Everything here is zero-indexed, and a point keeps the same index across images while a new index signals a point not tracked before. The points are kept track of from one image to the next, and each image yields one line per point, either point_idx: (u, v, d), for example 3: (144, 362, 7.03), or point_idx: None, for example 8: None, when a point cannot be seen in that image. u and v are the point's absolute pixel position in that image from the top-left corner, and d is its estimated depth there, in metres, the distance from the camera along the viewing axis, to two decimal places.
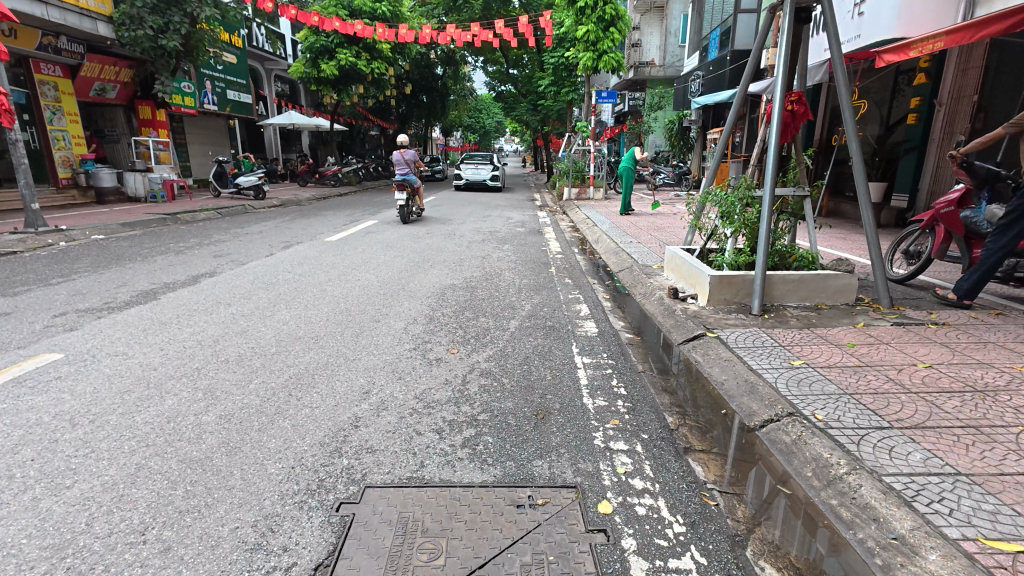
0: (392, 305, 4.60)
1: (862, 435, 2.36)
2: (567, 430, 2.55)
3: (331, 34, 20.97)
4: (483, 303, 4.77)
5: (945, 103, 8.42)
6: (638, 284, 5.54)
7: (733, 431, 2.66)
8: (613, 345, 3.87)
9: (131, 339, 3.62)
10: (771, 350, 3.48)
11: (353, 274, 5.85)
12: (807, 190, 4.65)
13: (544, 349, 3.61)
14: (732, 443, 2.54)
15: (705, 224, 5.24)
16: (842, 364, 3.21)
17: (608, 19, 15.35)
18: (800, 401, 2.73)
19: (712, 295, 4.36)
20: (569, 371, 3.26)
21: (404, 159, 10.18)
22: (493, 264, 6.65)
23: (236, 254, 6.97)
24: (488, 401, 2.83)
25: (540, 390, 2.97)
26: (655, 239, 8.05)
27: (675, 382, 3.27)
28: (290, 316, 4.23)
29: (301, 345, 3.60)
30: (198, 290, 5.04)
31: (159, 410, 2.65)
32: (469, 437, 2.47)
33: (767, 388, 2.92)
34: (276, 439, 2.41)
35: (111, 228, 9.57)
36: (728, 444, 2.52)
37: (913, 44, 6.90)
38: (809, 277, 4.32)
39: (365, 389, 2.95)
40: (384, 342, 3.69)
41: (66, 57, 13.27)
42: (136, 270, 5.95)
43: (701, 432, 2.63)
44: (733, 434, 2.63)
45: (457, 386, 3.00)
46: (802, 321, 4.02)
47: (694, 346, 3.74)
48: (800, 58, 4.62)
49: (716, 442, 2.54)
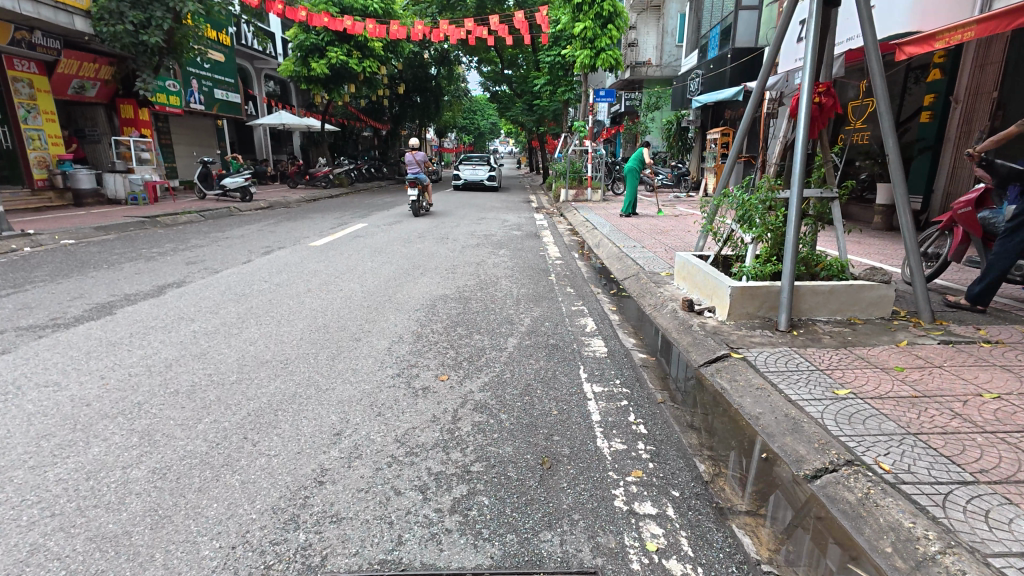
0: (376, 320, 4.12)
1: (945, 496, 1.93)
2: (581, 486, 2.09)
3: (322, 32, 20.45)
4: (477, 317, 4.30)
5: (962, 101, 8.04)
6: (647, 294, 5.07)
7: (778, 480, 2.21)
8: (625, 366, 3.41)
9: (69, 365, 3.12)
10: (808, 376, 3.03)
11: (336, 284, 5.37)
12: (835, 191, 4.21)
13: (547, 375, 3.14)
14: (779, 498, 2.09)
15: (721, 228, 4.79)
16: (896, 395, 2.76)
17: (606, 16, 14.96)
18: (858, 445, 2.30)
19: (733, 309, 3.91)
20: (578, 403, 2.80)
21: (416, 160, 11.39)
22: (488, 272, 6.19)
23: (212, 261, 6.47)
24: (483, 446, 2.35)
25: (545, 430, 2.50)
26: (661, 244, 7.58)
27: (701, 415, 2.80)
28: (258, 335, 3.73)
29: (266, 371, 3.11)
30: (161, 303, 4.54)
31: (79, 462, 2.16)
32: (460, 497, 2.00)
33: (815, 427, 2.47)
34: (219, 505, 1.92)
35: (83, 232, 9.03)
36: (775, 500, 2.08)
37: (938, 35, 6.43)
38: (840, 289, 3.89)
39: (336, 430, 2.46)
40: (364, 367, 3.20)
41: (42, 53, 12.67)
42: (97, 279, 5.44)
43: (743, 485, 2.17)
44: (780, 486, 2.18)
45: (446, 425, 2.53)
46: (836, 338, 3.58)
47: (718, 369, 3.29)
48: (827, 46, 4.20)
49: (763, 499, 2.08)
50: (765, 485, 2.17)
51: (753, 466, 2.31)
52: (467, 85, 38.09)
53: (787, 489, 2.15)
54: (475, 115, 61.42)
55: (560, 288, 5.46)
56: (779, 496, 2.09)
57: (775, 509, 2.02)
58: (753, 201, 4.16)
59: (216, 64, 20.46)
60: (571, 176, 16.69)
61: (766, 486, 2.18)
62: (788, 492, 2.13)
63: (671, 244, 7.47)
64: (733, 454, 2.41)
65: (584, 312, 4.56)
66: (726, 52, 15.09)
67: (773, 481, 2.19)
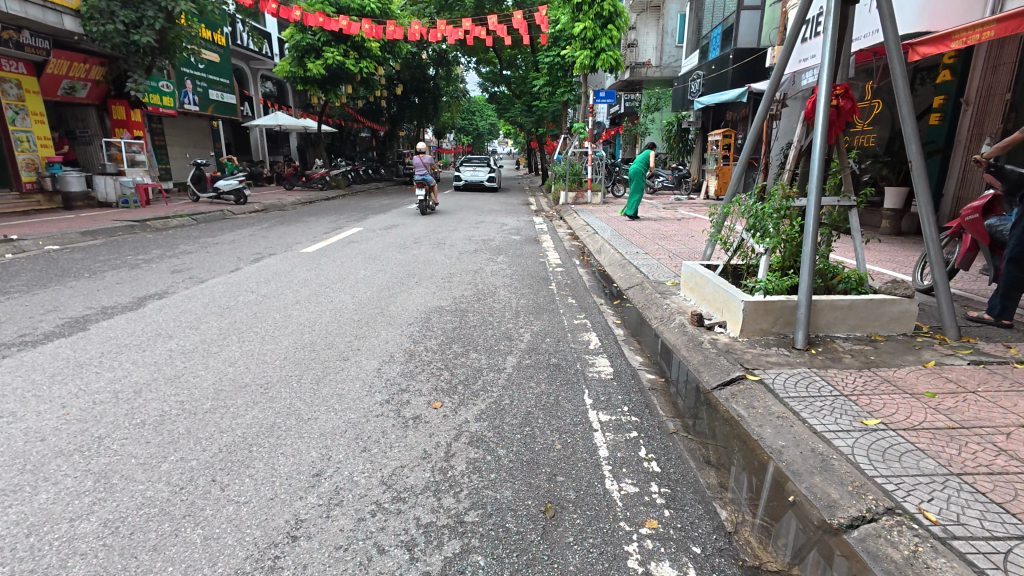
0: (366, 337, 3.88)
1: (1004, 555, 1.70)
2: (589, 542, 1.84)
3: (318, 32, 20.20)
4: (474, 332, 4.06)
5: (973, 103, 7.80)
6: (653, 305, 4.83)
7: (801, 520, 2.03)
8: (632, 389, 3.16)
9: (29, 392, 2.87)
10: (832, 402, 2.79)
11: (327, 295, 5.12)
12: (853, 199, 3.98)
13: (549, 401, 2.89)
14: (807, 545, 1.89)
15: (732, 237, 4.56)
16: (931, 427, 2.52)
17: (606, 16, 14.76)
18: (899, 489, 2.06)
19: (746, 325, 3.68)
20: (583, 435, 2.55)
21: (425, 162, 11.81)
22: (486, 280, 5.95)
23: (198, 269, 6.22)
24: (479, 490, 2.11)
25: (547, 469, 2.25)
26: (665, 251, 7.33)
27: (718, 447, 2.55)
28: (238, 354, 3.48)
29: (243, 398, 2.85)
30: (140, 317, 4.29)
31: (21, 514, 1.91)
32: (452, 557, 1.76)
33: (846, 465, 2.23)
34: (174, 569, 1.68)
35: (69, 237, 8.77)
36: (802, 546, 1.88)
37: (955, 34, 6.16)
38: (860, 303, 3.65)
39: (316, 470, 2.22)
40: (350, 393, 2.94)
41: (31, 53, 12.41)
42: (76, 290, 5.19)
43: (770, 535, 1.93)
44: (803, 526, 1.99)
45: (438, 464, 2.28)
46: (859, 358, 3.34)
47: (733, 393, 3.04)
48: (845, 45, 3.96)
49: (791, 548, 1.87)
50: (783, 522, 2.01)
51: (778, 509, 2.08)
52: (466, 86, 37.87)
53: (813, 535, 1.94)
54: (473, 116, 61.26)
55: (561, 298, 5.21)
56: (810, 547, 1.87)
57: (802, 560, 1.81)
58: (767, 210, 3.93)
59: (211, 65, 20.22)
60: (571, 178, 16.45)
61: (789, 529, 1.98)
62: (809, 535, 1.94)
63: (675, 251, 7.23)
64: (755, 496, 2.17)
65: (587, 326, 4.31)
66: (727, 52, 14.89)
67: (800, 526, 1.97)
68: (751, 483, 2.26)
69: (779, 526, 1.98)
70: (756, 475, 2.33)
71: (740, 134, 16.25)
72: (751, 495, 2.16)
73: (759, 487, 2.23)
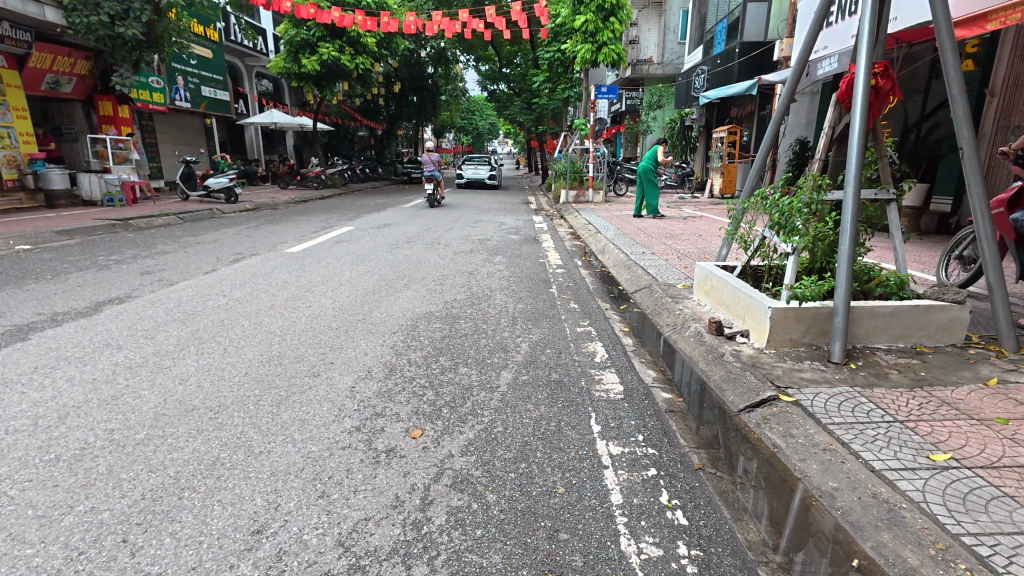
0: (343, 348, 3.43)
1: None
2: None
3: (312, 27, 19.74)
4: (465, 342, 3.62)
5: (999, 94, 7.34)
6: (664, 311, 4.37)
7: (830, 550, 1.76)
8: (647, 411, 2.70)
9: None
10: (887, 431, 2.35)
11: (305, 299, 4.68)
12: (893, 193, 3.54)
13: (549, 430, 2.44)
14: None
15: (752, 236, 4.11)
16: (1016, 465, 2.07)
17: (608, 9, 14.32)
18: (997, 555, 1.62)
19: (774, 335, 3.24)
20: (592, 475, 2.10)
21: (432, 161, 13.11)
22: (481, 283, 5.51)
23: (171, 270, 5.77)
24: (460, 554, 1.66)
25: (548, 523, 1.81)
26: (674, 251, 6.87)
27: (747, 480, 2.15)
28: (192, 369, 3.03)
29: (186, 426, 2.40)
30: (91, 324, 3.84)
31: None
32: None
33: (923, 520, 1.79)
34: None
35: (44, 236, 8.31)
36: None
37: (991, 15, 5.58)
38: (904, 310, 3.21)
39: (258, 525, 1.77)
40: (315, 419, 2.49)
41: (11, 45, 11.98)
42: (31, 293, 4.75)
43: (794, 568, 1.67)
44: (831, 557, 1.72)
45: (411, 517, 1.83)
46: (908, 375, 2.89)
47: (766, 417, 2.59)
48: (883, 21, 3.53)
49: None
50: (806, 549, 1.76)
51: (800, 536, 1.82)
52: (465, 84, 37.48)
53: (841, 565, 1.68)
54: (473, 115, 60.94)
55: (562, 303, 4.76)
56: None
57: None
58: (796, 206, 3.49)
59: (204, 61, 19.79)
60: (571, 176, 16.00)
61: (812, 559, 1.72)
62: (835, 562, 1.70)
63: (685, 252, 6.77)
64: (776, 522, 1.89)
65: (592, 336, 3.87)
66: (733, 46, 14.43)
67: (834, 564, 1.69)
68: (794, 531, 1.85)
69: (810, 565, 1.69)
70: (776, 497, 2.05)
71: (746, 131, 15.84)
72: (784, 534, 1.83)
73: (788, 519, 1.92)
